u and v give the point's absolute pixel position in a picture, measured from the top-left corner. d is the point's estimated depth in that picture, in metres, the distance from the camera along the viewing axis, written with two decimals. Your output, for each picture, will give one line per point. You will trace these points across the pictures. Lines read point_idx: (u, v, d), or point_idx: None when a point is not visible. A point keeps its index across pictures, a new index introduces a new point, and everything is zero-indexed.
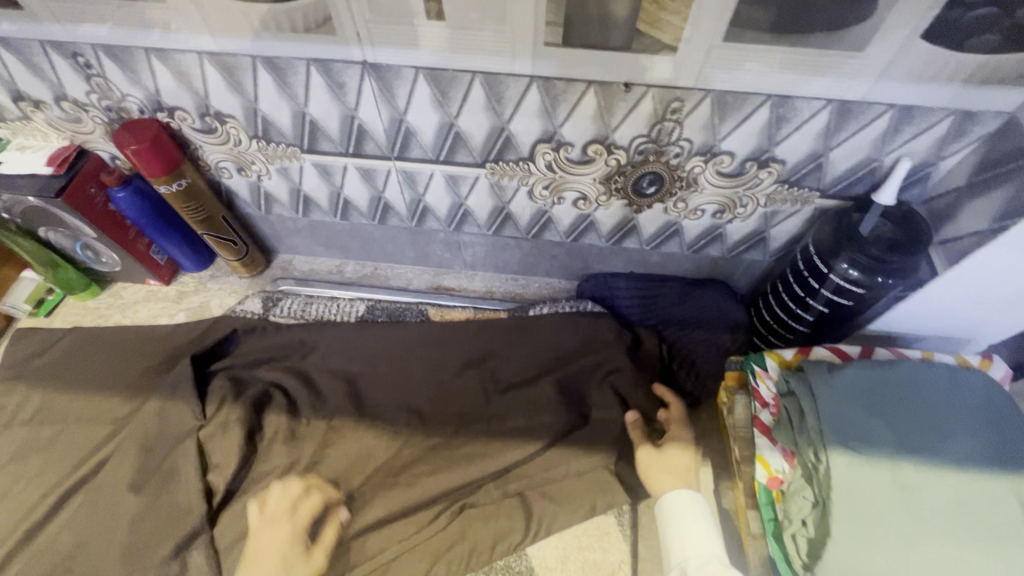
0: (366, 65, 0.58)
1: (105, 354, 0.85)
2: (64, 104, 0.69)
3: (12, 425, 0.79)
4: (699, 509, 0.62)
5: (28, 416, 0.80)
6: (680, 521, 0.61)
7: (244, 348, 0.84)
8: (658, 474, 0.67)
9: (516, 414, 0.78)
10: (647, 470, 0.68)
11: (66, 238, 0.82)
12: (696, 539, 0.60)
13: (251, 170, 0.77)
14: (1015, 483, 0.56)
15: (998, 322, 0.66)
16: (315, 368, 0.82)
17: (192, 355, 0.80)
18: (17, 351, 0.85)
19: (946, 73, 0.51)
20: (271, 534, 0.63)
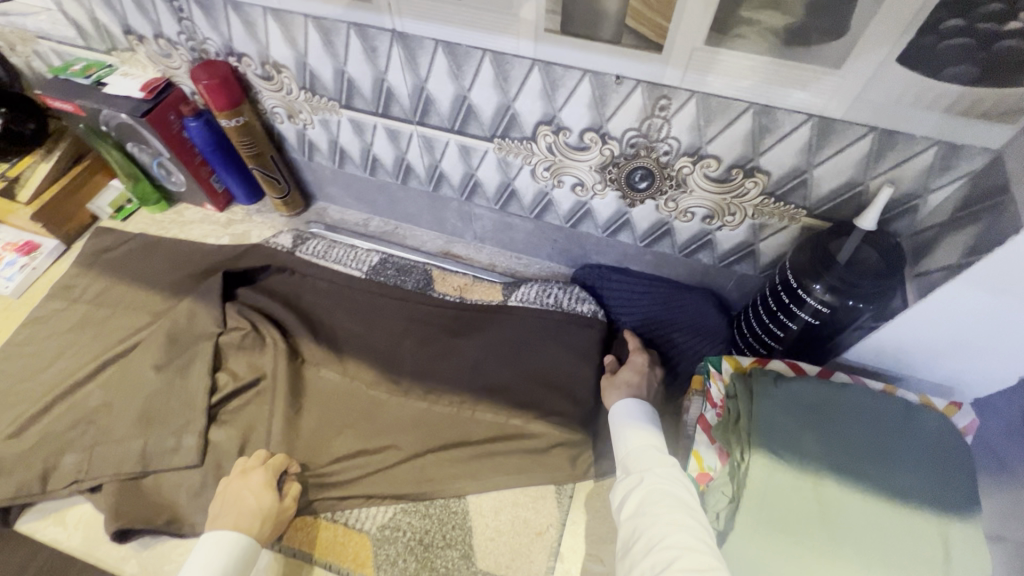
0: (394, 32, 0.67)
1: (159, 257, 0.99)
2: (160, 40, 0.83)
3: (78, 300, 0.94)
4: (638, 415, 0.68)
5: (91, 296, 0.95)
6: (622, 423, 0.68)
7: (269, 281, 0.96)
8: (608, 392, 0.76)
9: (488, 378, 0.84)
10: (604, 391, 0.76)
11: (147, 154, 0.96)
12: (636, 434, 0.65)
13: (298, 119, 0.88)
14: (941, 524, 0.55)
15: (975, 373, 0.65)
16: (321, 305, 0.93)
17: (225, 272, 0.93)
18: (93, 244, 1.01)
19: (926, 100, 0.52)
20: (242, 484, 0.70)
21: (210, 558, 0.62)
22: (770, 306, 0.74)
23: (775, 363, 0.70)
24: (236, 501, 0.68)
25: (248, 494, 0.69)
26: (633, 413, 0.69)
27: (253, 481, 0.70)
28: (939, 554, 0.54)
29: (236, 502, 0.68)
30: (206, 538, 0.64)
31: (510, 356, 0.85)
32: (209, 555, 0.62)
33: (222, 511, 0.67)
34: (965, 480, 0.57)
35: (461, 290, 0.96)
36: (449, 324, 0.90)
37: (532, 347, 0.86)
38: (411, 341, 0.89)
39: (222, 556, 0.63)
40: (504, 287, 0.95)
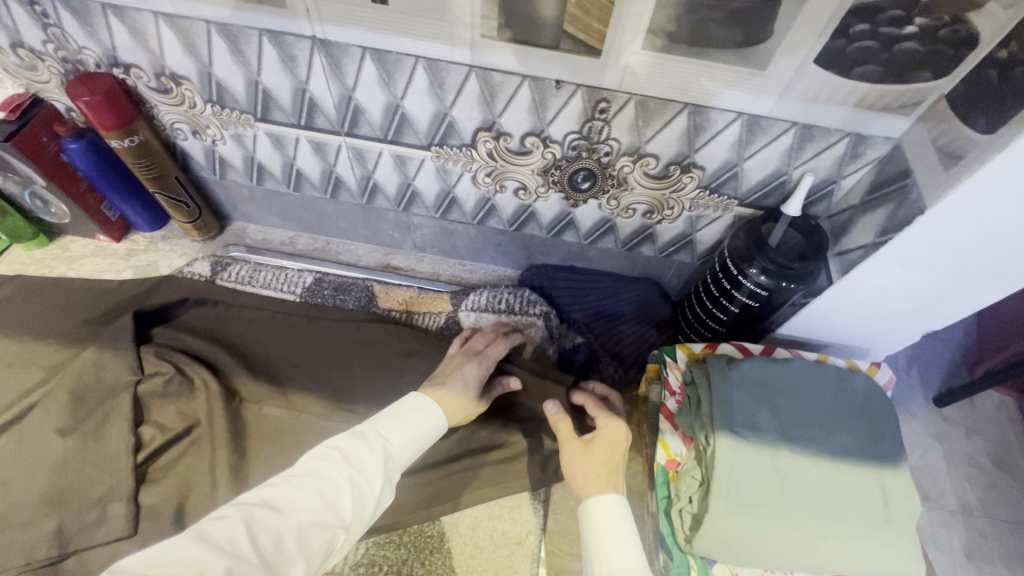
0: (315, 39, 0.61)
1: (45, 301, 0.85)
2: (20, 51, 0.70)
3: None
4: (620, 518, 0.58)
5: None
6: (607, 527, 0.57)
7: (188, 317, 0.86)
8: (584, 472, 0.62)
9: None
10: (572, 471, 0.63)
11: (15, 184, 0.82)
12: (621, 548, 0.56)
13: (205, 134, 0.79)
14: (879, 474, 0.62)
15: (890, 334, 0.73)
16: (254, 338, 0.85)
17: (136, 311, 0.82)
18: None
19: (839, 97, 0.57)
20: (463, 369, 0.75)
21: (420, 417, 0.64)
22: (711, 292, 0.78)
23: (723, 346, 0.74)
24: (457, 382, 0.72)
25: (463, 383, 0.73)
26: (615, 514, 0.58)
27: (469, 373, 0.74)
28: (880, 502, 0.61)
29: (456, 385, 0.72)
30: (428, 396, 0.67)
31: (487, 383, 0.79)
32: (418, 412, 0.65)
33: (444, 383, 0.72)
34: (893, 431, 0.65)
35: (407, 304, 0.92)
36: (405, 348, 0.85)
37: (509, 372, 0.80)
38: (361, 364, 0.83)
39: (423, 424, 0.64)
40: (452, 295, 0.93)
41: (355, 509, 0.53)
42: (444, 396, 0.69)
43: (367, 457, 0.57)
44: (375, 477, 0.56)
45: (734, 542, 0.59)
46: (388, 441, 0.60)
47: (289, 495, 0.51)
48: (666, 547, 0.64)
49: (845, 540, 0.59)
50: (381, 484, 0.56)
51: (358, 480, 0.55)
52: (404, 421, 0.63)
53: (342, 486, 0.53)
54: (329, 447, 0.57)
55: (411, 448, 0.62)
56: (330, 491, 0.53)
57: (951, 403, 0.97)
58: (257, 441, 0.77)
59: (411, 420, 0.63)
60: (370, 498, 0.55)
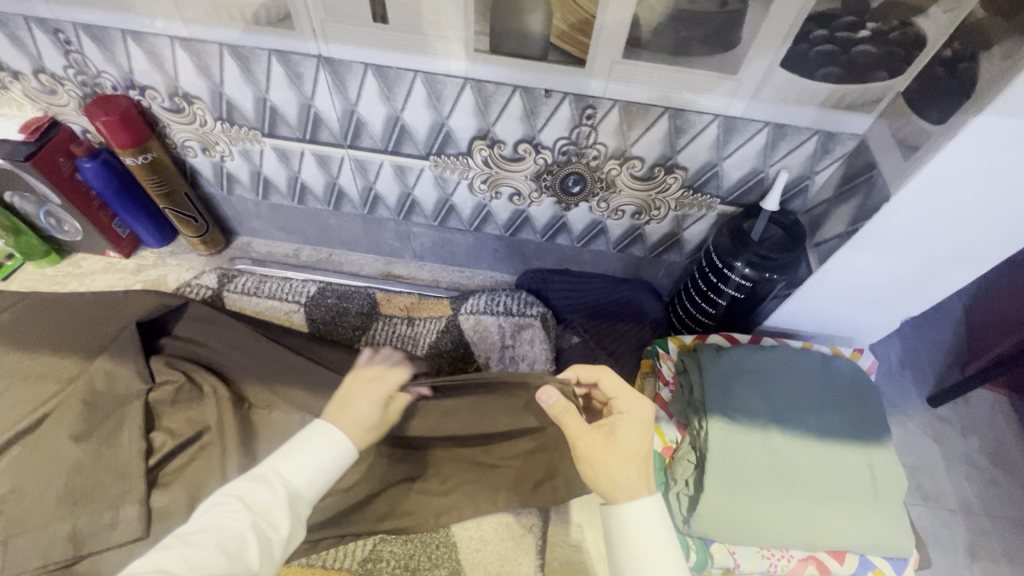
0: (321, 58, 0.66)
1: (54, 314, 0.86)
2: (41, 76, 0.75)
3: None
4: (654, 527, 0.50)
5: None
6: (644, 542, 0.49)
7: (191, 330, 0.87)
8: (609, 472, 0.51)
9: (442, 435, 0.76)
10: (592, 475, 0.52)
11: (32, 204, 0.86)
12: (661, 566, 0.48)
13: (214, 151, 0.83)
14: (865, 452, 0.65)
15: (871, 321, 0.76)
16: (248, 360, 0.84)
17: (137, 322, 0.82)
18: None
19: (806, 98, 0.61)
20: (364, 391, 0.62)
21: (319, 451, 0.54)
22: (700, 287, 0.82)
23: (714, 337, 0.77)
24: (363, 402, 0.61)
25: (364, 405, 0.60)
26: (650, 524, 0.50)
27: (376, 391, 0.62)
28: (867, 478, 0.64)
29: (362, 405, 0.60)
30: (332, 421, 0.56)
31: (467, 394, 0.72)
32: (319, 441, 0.54)
33: (339, 408, 0.59)
34: (877, 412, 0.68)
35: (407, 309, 0.95)
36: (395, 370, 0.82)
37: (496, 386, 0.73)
38: None
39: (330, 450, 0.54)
40: (451, 299, 0.96)
41: (263, 555, 0.47)
42: (345, 423, 0.57)
43: (268, 499, 0.49)
44: (282, 519, 0.49)
45: (730, 522, 0.62)
46: (292, 480, 0.52)
47: (184, 553, 0.44)
48: None
49: (836, 516, 0.62)
50: (288, 525, 0.49)
51: (262, 524, 0.48)
52: (305, 452, 0.53)
53: (247, 536, 0.46)
54: (225, 496, 0.49)
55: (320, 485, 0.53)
56: (230, 543, 0.45)
57: (945, 402, 1.00)
58: (265, 444, 0.79)
59: (314, 455, 0.53)
60: (278, 540, 0.48)
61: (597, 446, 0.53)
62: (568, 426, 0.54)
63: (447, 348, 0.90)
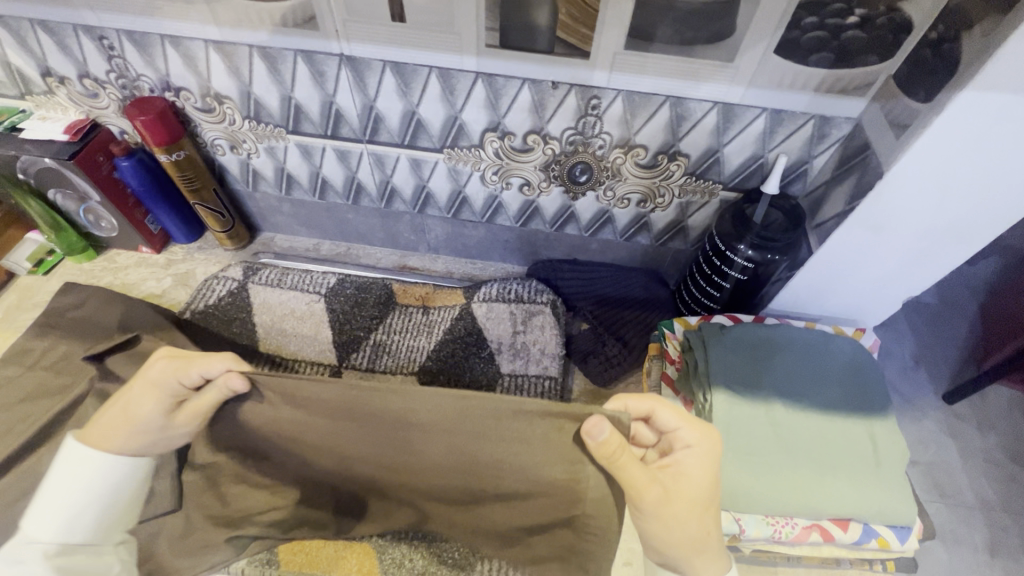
0: (343, 56, 0.71)
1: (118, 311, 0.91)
2: (85, 81, 0.81)
3: (36, 368, 0.87)
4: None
5: (34, 360, 0.88)
6: None
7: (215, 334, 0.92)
8: (678, 517, 0.50)
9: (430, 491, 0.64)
10: (654, 520, 0.51)
11: (73, 201, 0.92)
12: None
13: (242, 148, 0.89)
14: (867, 424, 0.67)
15: (872, 301, 0.79)
16: None
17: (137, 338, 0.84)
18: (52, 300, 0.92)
19: (800, 83, 0.65)
20: (135, 392, 0.54)
21: (74, 479, 0.54)
22: (705, 272, 0.84)
23: (718, 318, 0.80)
24: (125, 403, 0.54)
25: (125, 408, 0.54)
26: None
27: (163, 376, 0.54)
28: (869, 448, 0.65)
29: (117, 409, 0.54)
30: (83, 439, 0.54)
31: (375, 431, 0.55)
32: (74, 468, 0.54)
33: (111, 414, 0.55)
34: (879, 385, 0.70)
35: (424, 299, 0.99)
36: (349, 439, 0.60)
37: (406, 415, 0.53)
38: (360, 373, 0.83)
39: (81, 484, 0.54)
40: (465, 288, 1.00)
41: None
42: (107, 430, 0.54)
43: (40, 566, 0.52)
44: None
45: (736, 489, 0.64)
46: (39, 535, 0.53)
47: None
48: None
49: (839, 485, 0.64)
50: None
51: None
52: (50, 505, 0.53)
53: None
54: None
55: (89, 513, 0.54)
56: None
57: (962, 397, 1.00)
58: None
59: (60, 500, 0.53)
60: None
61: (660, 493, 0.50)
62: (632, 472, 0.49)
63: (461, 332, 0.94)
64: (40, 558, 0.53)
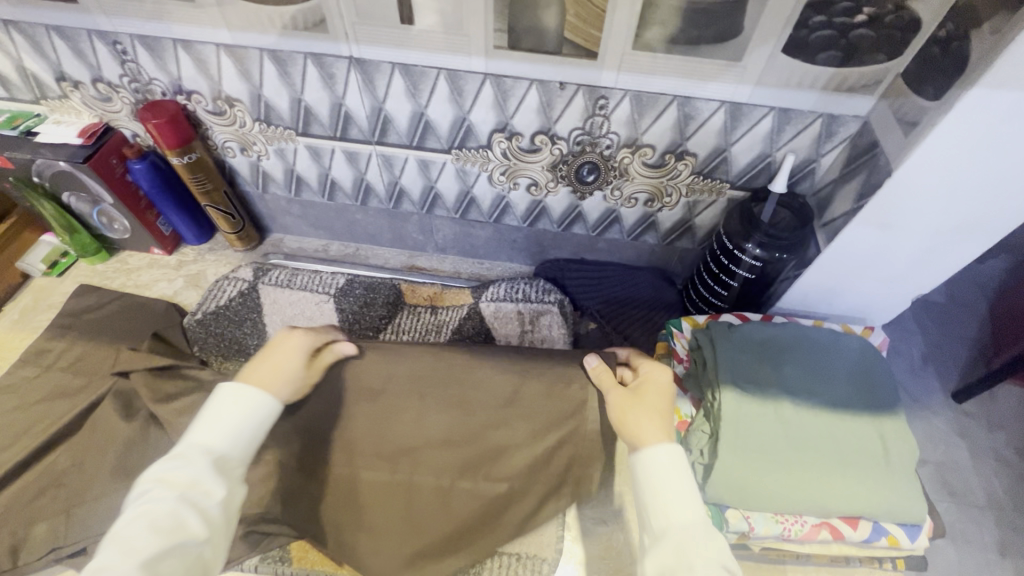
0: (352, 59, 0.72)
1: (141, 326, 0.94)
2: (99, 85, 0.82)
3: (54, 368, 0.88)
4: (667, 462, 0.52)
5: (49, 361, 0.89)
6: (662, 475, 0.52)
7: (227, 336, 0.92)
8: (636, 420, 0.56)
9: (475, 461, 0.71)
10: (622, 418, 0.58)
11: (87, 204, 0.93)
12: (677, 501, 0.50)
13: (252, 150, 0.90)
14: (876, 420, 0.67)
15: (881, 299, 0.79)
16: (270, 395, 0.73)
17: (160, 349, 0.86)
18: (73, 303, 0.96)
19: (808, 82, 0.65)
20: (283, 346, 0.63)
21: (234, 412, 0.54)
22: (712, 271, 0.84)
23: (726, 317, 0.80)
24: (277, 357, 0.61)
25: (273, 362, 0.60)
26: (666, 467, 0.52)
27: (302, 343, 0.64)
28: (878, 445, 0.66)
29: (270, 361, 0.60)
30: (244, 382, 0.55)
31: (430, 405, 0.70)
32: (233, 402, 0.54)
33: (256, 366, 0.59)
34: (887, 382, 0.70)
35: (432, 299, 1.00)
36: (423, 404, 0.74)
37: (463, 386, 0.71)
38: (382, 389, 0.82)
39: (247, 405, 0.54)
40: (472, 288, 1.00)
41: (204, 522, 0.47)
42: (259, 376, 0.58)
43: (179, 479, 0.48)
44: (215, 484, 0.49)
45: (744, 486, 0.64)
46: (209, 444, 0.51)
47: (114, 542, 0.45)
48: None
49: (850, 483, 0.64)
50: (223, 490, 0.50)
51: (192, 494, 0.48)
52: (209, 424, 0.52)
53: (181, 517, 0.46)
54: (147, 484, 0.48)
55: (240, 437, 0.53)
56: (161, 524, 0.46)
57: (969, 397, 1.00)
58: None
59: (230, 420, 0.53)
60: (215, 506, 0.49)
61: (624, 395, 0.60)
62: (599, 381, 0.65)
63: (469, 332, 0.94)
64: (207, 461, 0.50)
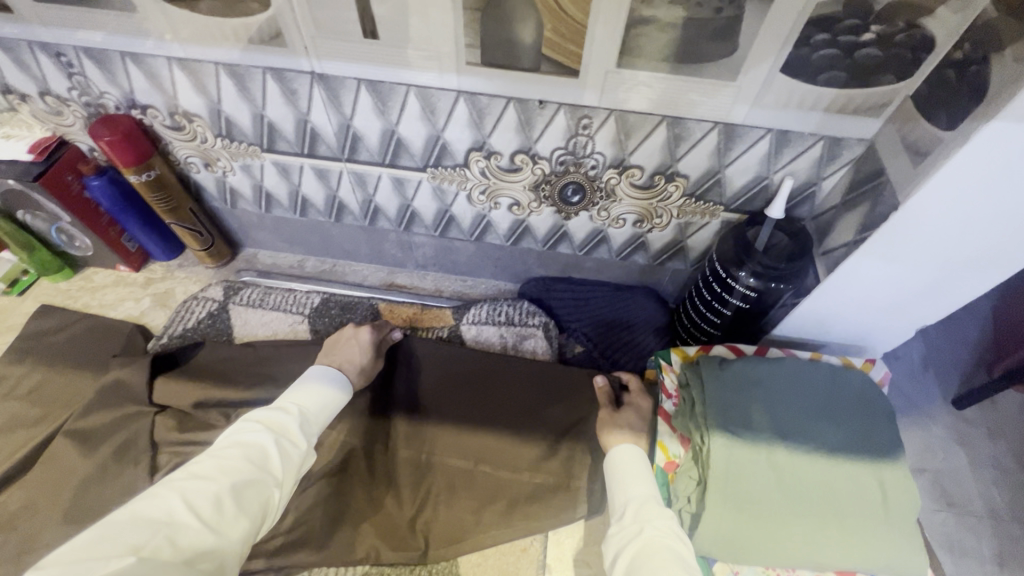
0: (314, 74, 0.66)
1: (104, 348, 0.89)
2: (47, 98, 0.77)
3: (11, 397, 0.84)
4: (637, 458, 0.65)
5: (5, 390, 0.85)
6: (627, 468, 0.64)
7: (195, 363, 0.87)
8: (608, 432, 0.70)
9: (491, 447, 0.80)
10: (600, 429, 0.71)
11: (43, 221, 0.88)
12: (634, 481, 0.62)
13: (216, 166, 0.84)
14: (875, 469, 0.63)
15: (882, 329, 0.74)
16: None
17: (151, 365, 0.83)
18: (33, 325, 0.92)
19: (808, 103, 0.59)
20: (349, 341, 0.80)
21: (321, 389, 0.67)
22: (705, 297, 0.79)
23: (717, 349, 0.75)
24: (345, 352, 0.78)
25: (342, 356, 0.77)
26: (632, 459, 0.65)
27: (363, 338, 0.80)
28: (878, 497, 0.61)
29: (345, 353, 0.78)
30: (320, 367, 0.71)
31: (468, 398, 0.83)
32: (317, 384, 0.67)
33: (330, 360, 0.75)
34: (889, 425, 0.66)
35: (411, 320, 0.95)
36: (451, 390, 0.84)
37: (497, 381, 0.85)
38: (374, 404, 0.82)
39: (328, 388, 0.68)
40: (454, 308, 0.96)
41: (285, 465, 0.55)
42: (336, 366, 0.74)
43: (281, 422, 0.59)
44: (299, 437, 0.58)
45: (733, 539, 0.60)
46: (303, 407, 0.63)
47: (216, 463, 0.51)
48: None
49: (845, 538, 0.59)
50: (305, 442, 0.59)
51: (283, 437, 0.57)
52: (301, 393, 0.65)
53: (268, 448, 0.55)
54: (248, 421, 0.57)
55: (322, 413, 0.64)
56: (258, 455, 0.54)
57: (969, 404, 0.95)
58: None
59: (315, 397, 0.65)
60: (297, 454, 0.57)
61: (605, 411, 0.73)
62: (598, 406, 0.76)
63: None
64: (296, 416, 0.60)
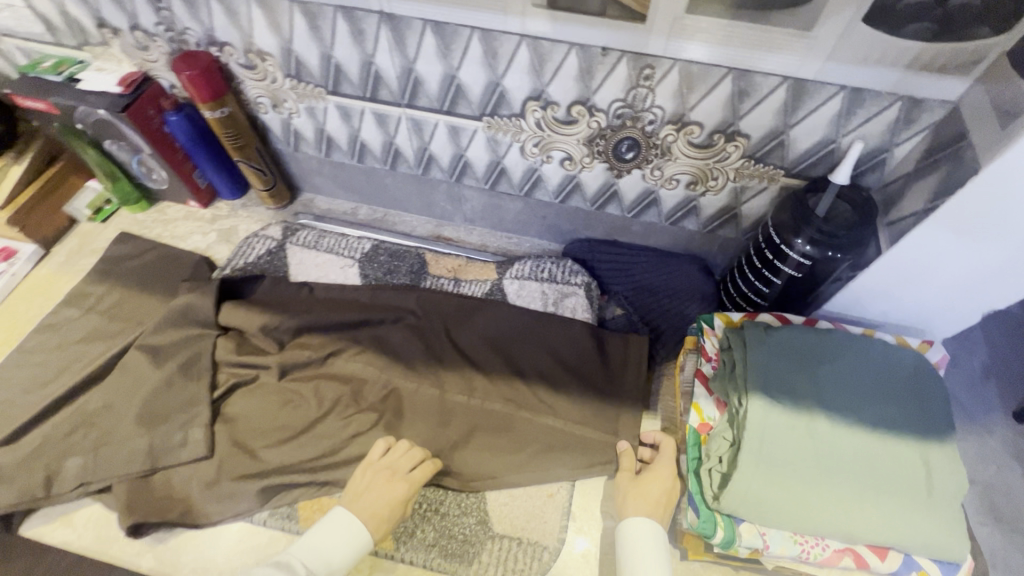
0: (383, 14, 0.68)
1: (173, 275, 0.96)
2: (136, 33, 0.82)
3: (92, 311, 0.92)
4: (649, 536, 0.65)
5: (87, 305, 0.93)
6: (638, 547, 0.64)
7: (253, 295, 0.93)
8: (627, 496, 0.69)
9: (525, 397, 0.82)
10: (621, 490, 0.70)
11: (126, 152, 0.95)
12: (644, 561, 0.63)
13: (283, 107, 0.88)
14: (921, 447, 0.61)
15: (944, 311, 0.70)
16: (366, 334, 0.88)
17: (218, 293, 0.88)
18: (112, 250, 1.00)
19: (889, 58, 0.56)
20: (385, 489, 0.70)
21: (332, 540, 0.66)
22: (754, 265, 0.77)
23: (764, 317, 0.74)
24: (375, 489, 0.70)
25: (375, 491, 0.70)
26: (645, 540, 0.64)
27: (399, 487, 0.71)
28: (920, 474, 0.59)
29: (374, 491, 0.70)
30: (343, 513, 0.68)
31: (505, 346, 0.86)
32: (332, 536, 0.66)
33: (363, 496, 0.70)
34: (941, 406, 0.63)
35: (455, 271, 0.97)
36: (489, 340, 0.87)
37: (533, 332, 0.87)
38: (418, 345, 0.86)
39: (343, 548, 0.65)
40: (498, 263, 0.97)
41: None
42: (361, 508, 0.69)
43: None
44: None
45: (764, 501, 0.60)
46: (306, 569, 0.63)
47: None
48: (694, 503, 0.64)
49: (882, 511, 0.58)
50: None
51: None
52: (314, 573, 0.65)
53: None
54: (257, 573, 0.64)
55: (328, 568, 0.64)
56: None
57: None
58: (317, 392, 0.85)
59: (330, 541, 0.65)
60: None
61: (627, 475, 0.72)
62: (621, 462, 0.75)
63: None
64: None
